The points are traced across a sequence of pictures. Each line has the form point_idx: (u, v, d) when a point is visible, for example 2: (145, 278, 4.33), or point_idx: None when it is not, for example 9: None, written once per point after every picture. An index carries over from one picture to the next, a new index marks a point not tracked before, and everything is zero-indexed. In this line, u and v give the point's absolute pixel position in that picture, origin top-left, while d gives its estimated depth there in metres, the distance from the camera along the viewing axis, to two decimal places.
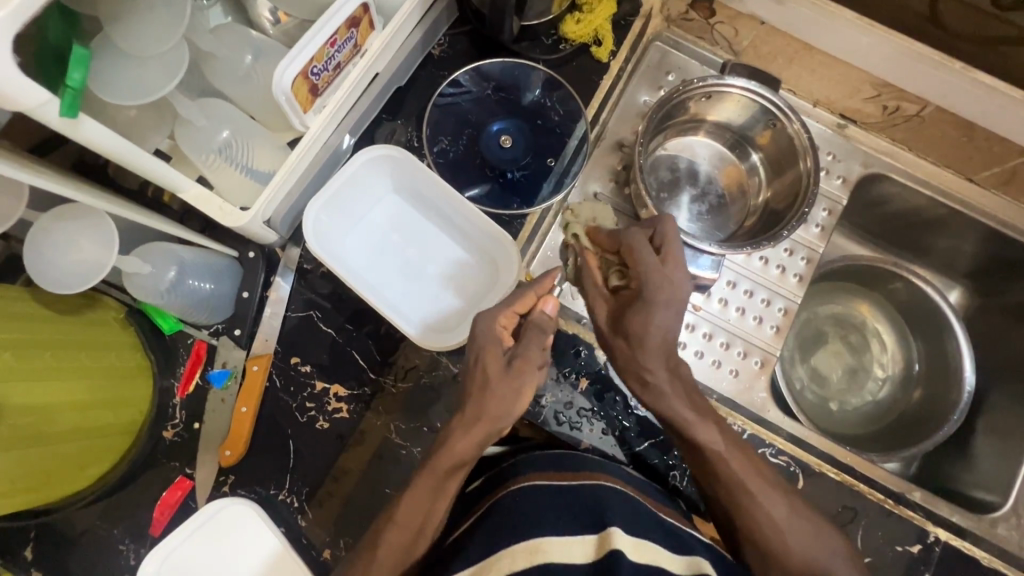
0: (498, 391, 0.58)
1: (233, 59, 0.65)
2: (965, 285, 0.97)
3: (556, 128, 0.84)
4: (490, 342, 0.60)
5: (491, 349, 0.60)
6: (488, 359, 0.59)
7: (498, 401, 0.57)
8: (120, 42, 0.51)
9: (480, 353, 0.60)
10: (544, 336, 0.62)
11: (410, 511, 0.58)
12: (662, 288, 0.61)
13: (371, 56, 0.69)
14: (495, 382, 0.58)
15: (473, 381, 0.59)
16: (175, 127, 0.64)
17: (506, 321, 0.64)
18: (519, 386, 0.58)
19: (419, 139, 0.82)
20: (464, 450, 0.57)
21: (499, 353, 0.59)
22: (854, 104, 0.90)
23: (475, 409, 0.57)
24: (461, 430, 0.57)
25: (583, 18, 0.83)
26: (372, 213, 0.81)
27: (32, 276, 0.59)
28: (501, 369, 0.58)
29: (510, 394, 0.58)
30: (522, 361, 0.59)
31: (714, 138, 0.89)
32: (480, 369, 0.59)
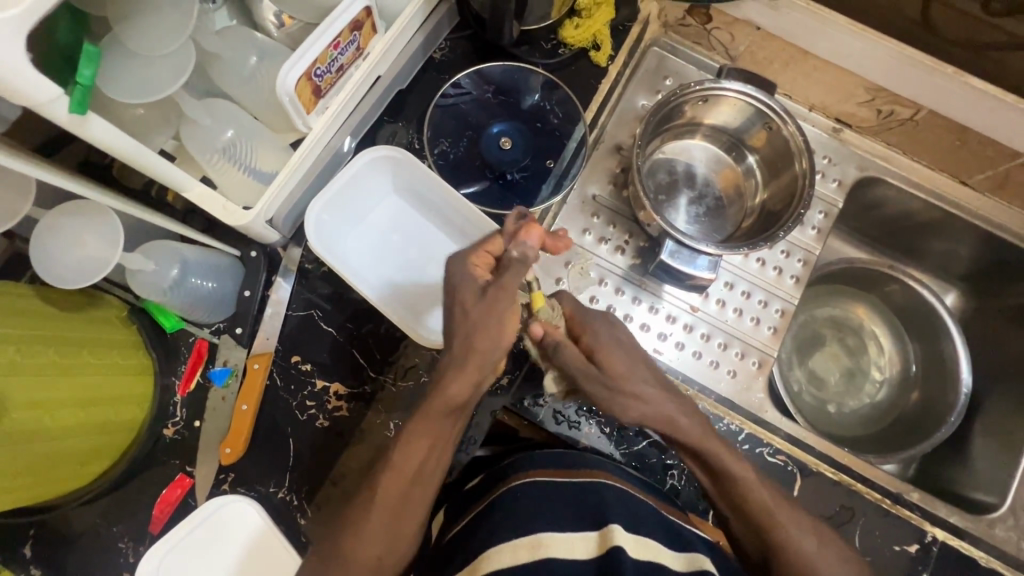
0: (482, 325, 0.58)
1: (238, 60, 0.67)
2: (961, 288, 0.98)
3: (555, 131, 0.85)
4: (463, 284, 0.59)
5: (465, 287, 0.59)
6: (463, 297, 0.59)
7: (484, 334, 0.57)
8: (128, 42, 0.52)
9: (456, 294, 0.59)
10: (522, 268, 0.59)
11: (406, 458, 0.59)
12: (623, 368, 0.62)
13: (374, 59, 0.71)
14: (477, 321, 0.57)
15: (456, 322, 0.59)
16: (180, 126, 0.65)
17: (481, 260, 0.62)
18: (496, 312, 0.57)
19: (420, 141, 0.83)
20: None
21: (471, 288, 0.59)
22: (848, 108, 0.91)
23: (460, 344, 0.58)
24: (453, 365, 0.58)
25: (582, 23, 0.84)
26: (373, 214, 0.82)
27: (36, 262, 0.60)
28: (477, 306, 0.58)
29: (491, 328, 0.58)
30: (497, 290, 0.58)
31: (711, 141, 0.91)
32: (457, 307, 0.59)
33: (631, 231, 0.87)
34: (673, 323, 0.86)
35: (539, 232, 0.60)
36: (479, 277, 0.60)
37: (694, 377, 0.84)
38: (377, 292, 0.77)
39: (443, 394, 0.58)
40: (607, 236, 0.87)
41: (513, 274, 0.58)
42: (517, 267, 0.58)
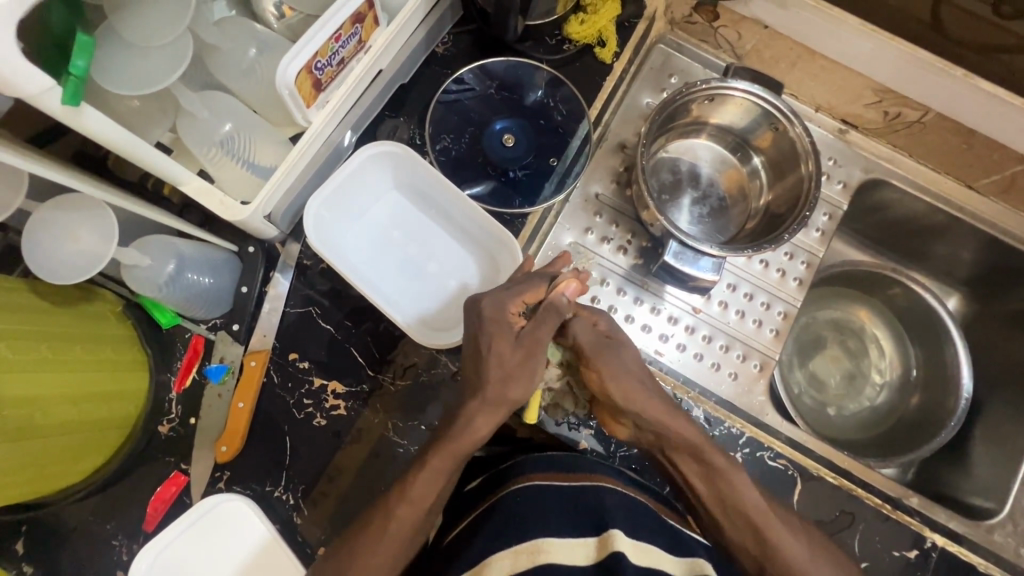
0: (516, 373, 0.59)
1: (237, 52, 0.65)
2: (964, 292, 0.97)
3: (558, 128, 0.84)
4: (501, 333, 0.59)
5: (503, 334, 0.59)
6: (500, 346, 0.59)
7: (521, 382, 0.59)
8: (121, 31, 0.51)
9: (494, 340, 0.59)
10: (560, 319, 0.61)
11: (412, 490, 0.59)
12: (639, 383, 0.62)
13: (377, 50, 0.69)
14: (514, 368, 0.59)
15: (490, 366, 0.59)
16: (178, 119, 0.64)
17: (516, 308, 0.62)
18: (533, 361, 0.59)
19: (421, 137, 0.82)
20: (469, 432, 0.59)
21: (509, 336, 0.59)
22: (855, 109, 0.90)
23: (495, 394, 0.59)
24: (484, 410, 0.59)
25: (587, 19, 0.83)
26: (374, 210, 0.81)
27: (34, 224, 0.59)
28: (516, 355, 0.59)
29: (525, 374, 0.59)
30: (535, 340, 0.59)
31: (716, 141, 0.90)
32: (493, 355, 0.59)
33: (634, 230, 0.86)
34: (674, 325, 0.85)
35: (578, 284, 0.63)
36: (515, 325, 0.61)
37: (693, 379, 0.83)
38: (376, 290, 0.76)
39: (467, 431, 0.59)
40: (609, 236, 0.86)
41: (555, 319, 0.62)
42: (554, 315, 0.61)
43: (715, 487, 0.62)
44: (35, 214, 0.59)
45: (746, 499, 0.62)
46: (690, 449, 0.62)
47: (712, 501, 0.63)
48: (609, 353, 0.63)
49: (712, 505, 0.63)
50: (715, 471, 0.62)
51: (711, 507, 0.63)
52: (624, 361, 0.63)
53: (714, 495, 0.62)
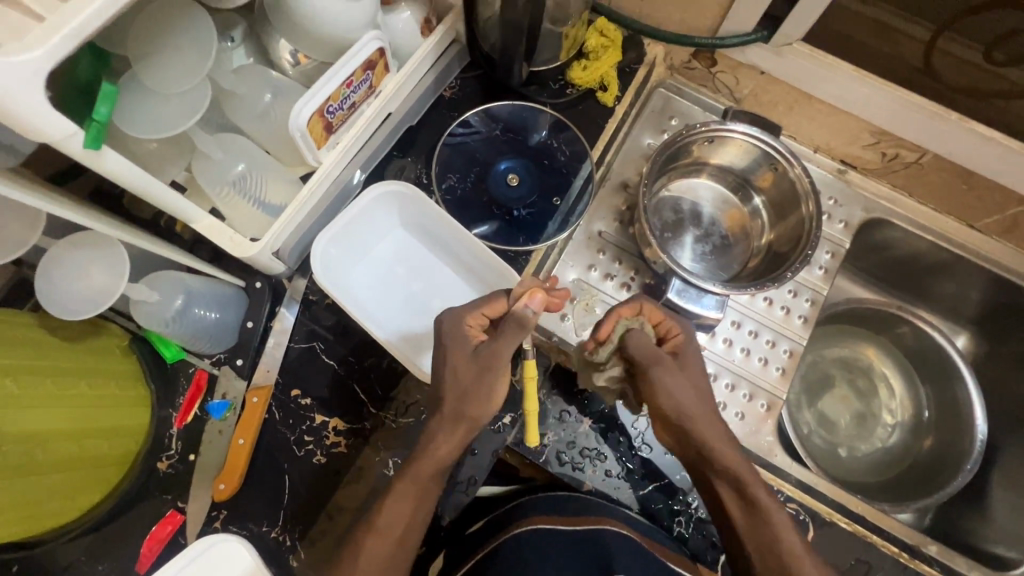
0: (474, 391, 0.59)
1: (253, 96, 0.68)
2: (972, 331, 0.97)
3: (562, 168, 0.86)
4: (458, 348, 0.61)
5: (459, 350, 0.61)
6: (454, 361, 0.60)
7: (476, 401, 0.59)
8: (143, 78, 0.53)
9: (449, 356, 0.61)
10: (520, 336, 0.60)
11: (385, 522, 0.58)
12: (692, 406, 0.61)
13: (387, 95, 0.72)
14: (469, 386, 0.59)
15: (446, 383, 0.60)
16: (193, 160, 0.67)
17: (476, 321, 0.63)
18: (487, 379, 0.59)
19: (428, 177, 0.84)
20: (443, 453, 0.59)
21: (466, 353, 0.60)
22: (853, 151, 0.90)
23: (450, 415, 0.60)
24: (444, 428, 0.60)
25: (590, 65, 0.86)
26: (380, 246, 0.82)
27: (46, 262, 0.60)
28: (470, 370, 0.60)
29: (480, 392, 0.59)
30: (491, 356, 0.59)
31: (716, 181, 0.91)
32: (448, 368, 0.60)
33: (637, 268, 0.86)
34: None
35: (542, 296, 0.62)
36: (474, 339, 0.62)
37: None
38: (378, 324, 0.77)
39: (431, 451, 0.59)
40: (612, 273, 0.86)
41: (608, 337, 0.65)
42: (514, 330, 0.60)
43: (752, 522, 0.61)
44: (50, 252, 0.61)
45: (766, 541, 0.59)
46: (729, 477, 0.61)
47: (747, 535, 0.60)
48: (662, 371, 0.61)
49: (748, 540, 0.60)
50: (752, 508, 0.61)
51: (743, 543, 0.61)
52: (680, 384, 0.62)
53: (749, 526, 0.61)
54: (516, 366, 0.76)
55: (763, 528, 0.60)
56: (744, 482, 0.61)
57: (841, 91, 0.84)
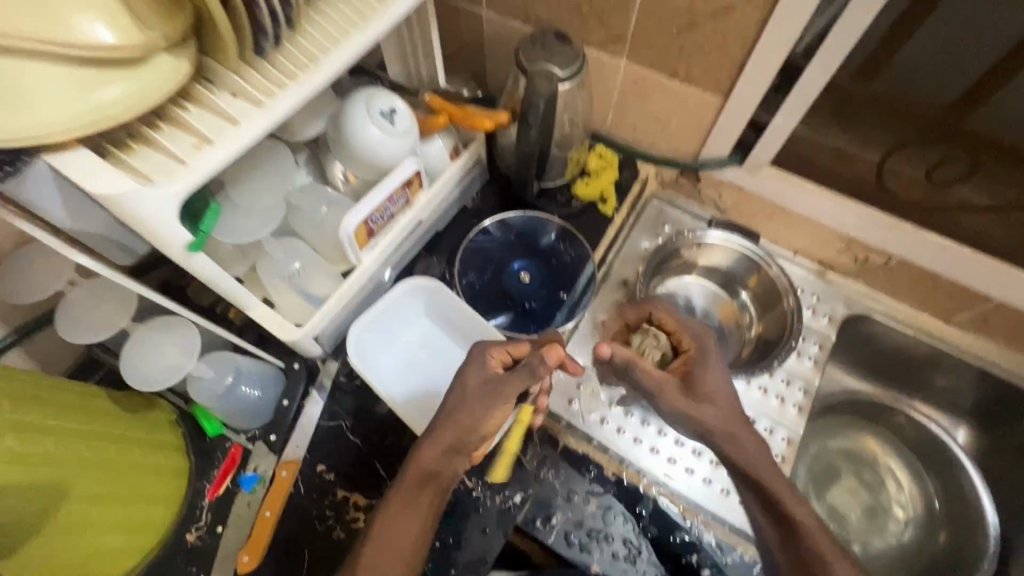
0: (478, 402, 0.70)
1: (311, 208, 0.82)
2: (971, 425, 1.02)
3: (568, 268, 0.97)
4: (474, 368, 0.73)
5: (475, 376, 0.72)
6: (466, 377, 0.72)
7: (473, 413, 0.69)
8: (234, 197, 0.68)
9: (464, 374, 0.73)
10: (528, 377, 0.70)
11: (382, 529, 0.64)
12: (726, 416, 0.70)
13: (420, 206, 0.87)
14: (471, 397, 0.70)
15: (453, 394, 0.71)
16: (257, 259, 0.80)
17: (500, 355, 0.74)
18: (489, 397, 0.70)
19: (450, 273, 0.96)
20: (428, 458, 0.67)
21: (478, 372, 0.72)
22: (828, 255, 1.01)
23: (451, 433, 0.68)
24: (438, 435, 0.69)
25: (591, 181, 1.01)
26: (405, 332, 0.92)
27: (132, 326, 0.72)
28: (476, 384, 0.71)
29: (484, 405, 0.70)
30: (500, 382, 0.71)
31: (706, 278, 1.01)
32: (458, 380, 0.72)
33: None
34: (682, 446, 0.87)
35: (559, 354, 0.70)
36: (494, 367, 0.73)
37: (705, 505, 0.83)
38: (390, 391, 0.85)
39: (418, 460, 0.67)
40: None
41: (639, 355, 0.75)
42: (525, 373, 0.70)
43: (785, 533, 0.65)
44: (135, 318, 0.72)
45: (800, 550, 0.63)
46: (753, 478, 0.67)
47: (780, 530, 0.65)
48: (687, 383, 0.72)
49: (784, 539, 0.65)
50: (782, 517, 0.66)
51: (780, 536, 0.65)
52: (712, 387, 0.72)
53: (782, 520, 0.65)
54: (526, 447, 0.83)
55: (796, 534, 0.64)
56: (779, 490, 0.66)
57: (812, 206, 0.96)
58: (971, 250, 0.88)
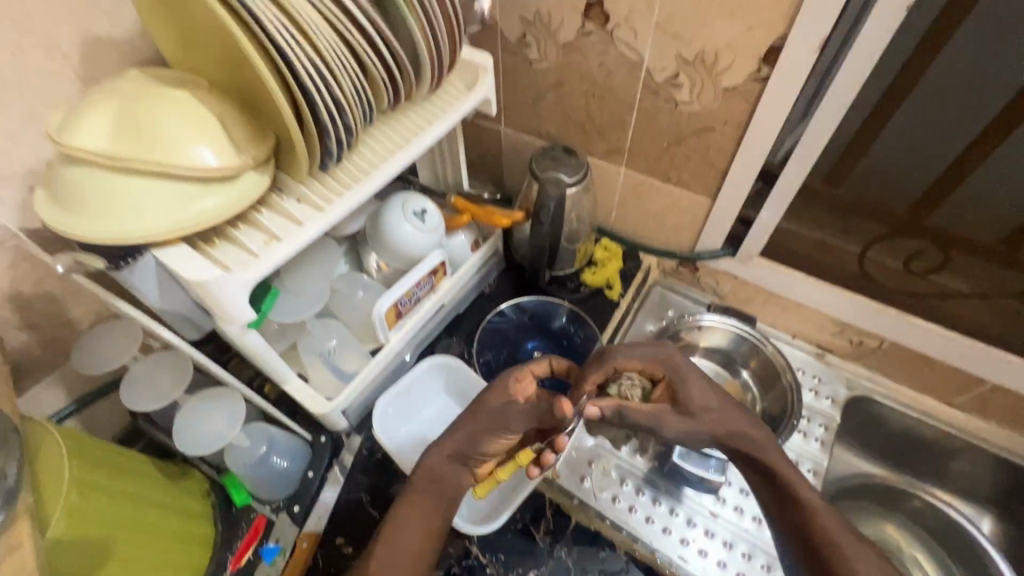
0: (498, 417, 0.76)
1: (349, 292, 0.93)
2: (993, 513, 1.02)
3: (578, 348, 1.04)
4: (498, 387, 0.78)
5: (498, 393, 0.77)
6: (487, 395, 0.78)
7: (492, 427, 0.76)
8: (287, 283, 0.80)
9: (490, 393, 0.78)
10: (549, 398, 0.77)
11: (395, 529, 0.69)
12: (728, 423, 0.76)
13: (443, 291, 0.97)
14: (492, 413, 0.76)
15: (475, 409, 0.77)
16: (297, 337, 0.89)
17: (523, 375, 0.79)
18: (509, 414, 0.76)
19: (468, 353, 1.04)
20: (438, 463, 0.75)
21: (501, 391, 0.78)
22: (824, 337, 1.07)
23: (456, 443, 0.76)
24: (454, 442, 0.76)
25: (598, 270, 1.12)
26: (426, 408, 0.98)
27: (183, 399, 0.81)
28: (500, 402, 0.77)
29: (499, 419, 0.76)
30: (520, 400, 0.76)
31: (708, 359, 1.07)
32: (483, 397, 0.78)
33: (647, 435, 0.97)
34: (693, 527, 0.90)
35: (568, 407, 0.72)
36: (521, 389, 0.78)
37: None
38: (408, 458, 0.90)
39: (425, 465, 0.74)
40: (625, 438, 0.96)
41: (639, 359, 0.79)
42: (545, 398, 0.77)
43: (803, 522, 0.72)
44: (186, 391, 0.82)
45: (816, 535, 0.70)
46: (759, 465, 0.75)
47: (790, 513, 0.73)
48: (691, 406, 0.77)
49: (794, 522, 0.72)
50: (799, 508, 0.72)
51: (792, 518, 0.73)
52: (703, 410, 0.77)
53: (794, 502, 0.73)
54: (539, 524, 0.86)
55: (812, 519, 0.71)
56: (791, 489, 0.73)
57: (803, 294, 1.03)
58: (957, 335, 0.93)
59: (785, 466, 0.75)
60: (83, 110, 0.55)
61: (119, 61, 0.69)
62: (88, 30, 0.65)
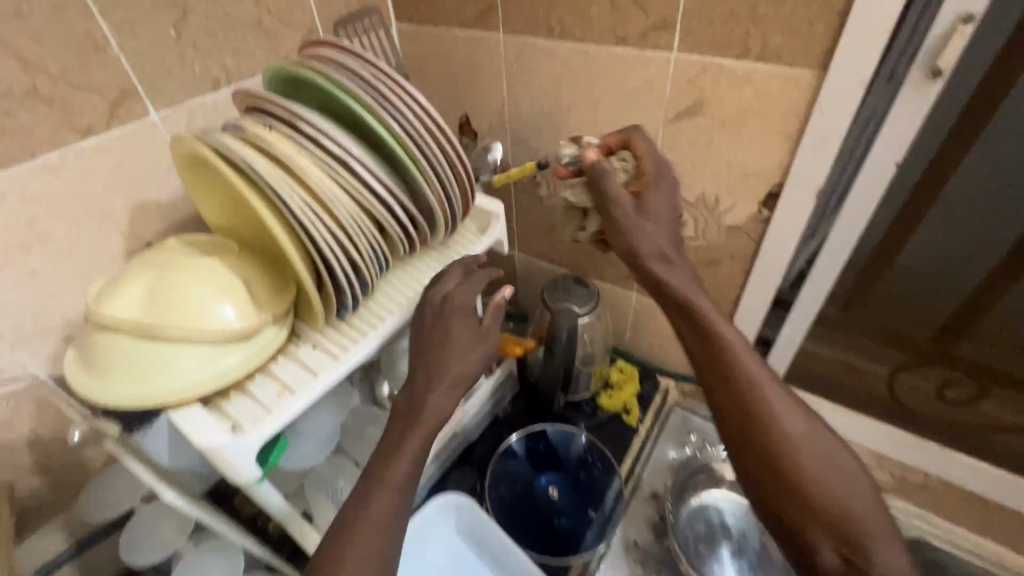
0: (465, 351, 0.69)
1: (357, 428, 0.92)
2: None
3: (596, 482, 0.98)
4: (458, 320, 0.70)
5: (456, 320, 0.70)
6: (451, 324, 0.69)
7: (465, 362, 0.68)
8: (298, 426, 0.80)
9: (450, 325, 0.69)
10: (500, 318, 0.73)
11: (386, 490, 0.62)
12: (703, 319, 0.61)
13: (456, 420, 0.95)
14: (464, 346, 0.69)
15: (439, 335, 0.69)
16: (306, 478, 0.87)
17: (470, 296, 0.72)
18: (484, 343, 0.70)
19: (480, 486, 0.98)
20: (439, 403, 0.67)
21: (470, 319, 0.71)
22: (865, 468, 0.99)
23: (454, 375, 0.67)
24: (447, 394, 0.67)
25: (615, 393, 1.10)
26: (434, 552, 0.91)
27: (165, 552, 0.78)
28: (468, 336, 0.70)
29: (469, 355, 0.69)
30: (486, 335, 0.71)
31: (736, 492, 1.02)
32: (446, 331, 0.69)
33: None
34: None
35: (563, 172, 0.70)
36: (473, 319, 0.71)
37: None
38: None
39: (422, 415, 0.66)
40: None
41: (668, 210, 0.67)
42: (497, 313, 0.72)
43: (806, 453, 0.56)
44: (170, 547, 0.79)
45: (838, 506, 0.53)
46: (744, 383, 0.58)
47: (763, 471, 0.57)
48: (660, 263, 0.65)
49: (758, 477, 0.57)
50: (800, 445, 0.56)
51: (766, 479, 0.57)
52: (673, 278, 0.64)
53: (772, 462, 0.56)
54: None
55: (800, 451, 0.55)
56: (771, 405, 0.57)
57: (835, 423, 0.97)
58: (1006, 472, 0.87)
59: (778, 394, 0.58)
60: (120, 284, 0.58)
61: (163, 220, 0.76)
62: (140, 197, 0.72)
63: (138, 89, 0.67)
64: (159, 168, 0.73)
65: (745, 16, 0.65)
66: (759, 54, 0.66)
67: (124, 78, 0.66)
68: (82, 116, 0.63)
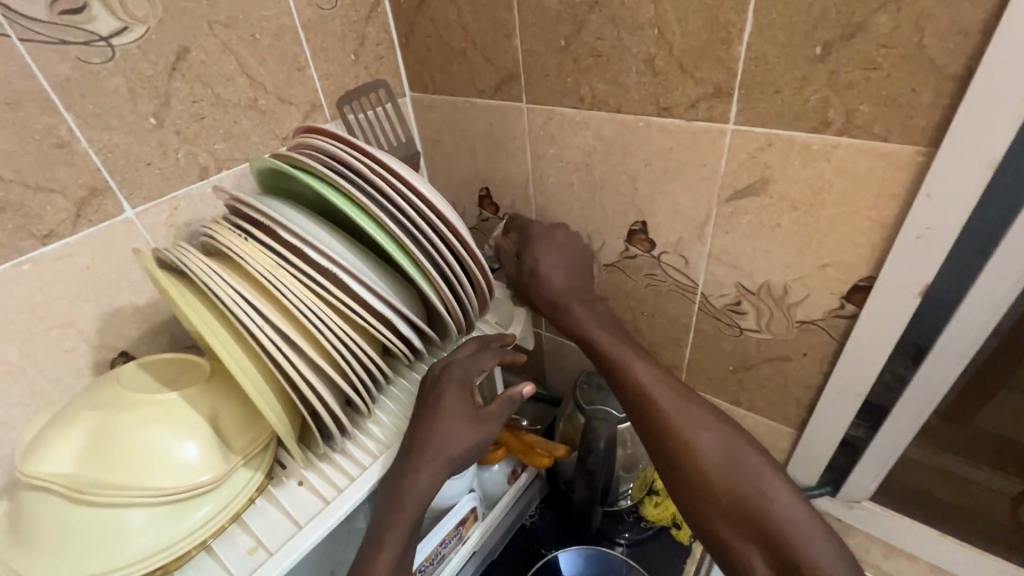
0: (457, 434, 0.58)
1: None
2: None
3: None
4: (455, 402, 0.59)
5: (452, 403, 0.59)
6: (445, 405, 0.58)
7: (456, 446, 0.58)
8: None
9: (443, 407, 0.58)
10: (511, 400, 0.64)
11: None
12: (618, 367, 0.68)
13: (472, 542, 0.81)
14: (457, 432, 0.58)
15: (432, 422, 0.58)
16: None
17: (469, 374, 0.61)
18: (483, 430, 0.60)
19: None
20: (420, 487, 0.55)
21: (468, 401, 0.60)
22: None
23: (443, 459, 0.57)
24: (429, 477, 0.55)
25: (660, 501, 0.91)
26: None
27: None
28: (465, 419, 0.59)
29: (461, 439, 0.58)
30: (486, 417, 0.61)
31: None
32: (438, 417, 0.58)
33: None
34: None
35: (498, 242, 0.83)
36: (473, 399, 0.61)
37: None
38: None
39: (403, 509, 0.55)
40: None
41: (560, 256, 0.77)
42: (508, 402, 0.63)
43: (737, 479, 0.60)
44: None
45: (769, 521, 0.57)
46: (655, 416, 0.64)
47: (693, 493, 0.62)
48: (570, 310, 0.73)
49: (690, 500, 0.62)
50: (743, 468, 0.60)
51: (699, 499, 0.62)
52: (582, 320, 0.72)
53: (700, 484, 0.61)
54: None
55: (732, 473, 0.60)
56: (686, 422, 0.63)
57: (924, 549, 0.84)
58: None
59: (699, 431, 0.63)
60: (52, 435, 0.48)
61: (141, 323, 0.67)
62: (110, 303, 0.63)
63: (112, 185, 0.59)
64: (135, 269, 0.64)
65: (823, 81, 0.52)
66: (842, 127, 0.54)
67: (94, 175, 0.58)
68: (42, 220, 0.55)
